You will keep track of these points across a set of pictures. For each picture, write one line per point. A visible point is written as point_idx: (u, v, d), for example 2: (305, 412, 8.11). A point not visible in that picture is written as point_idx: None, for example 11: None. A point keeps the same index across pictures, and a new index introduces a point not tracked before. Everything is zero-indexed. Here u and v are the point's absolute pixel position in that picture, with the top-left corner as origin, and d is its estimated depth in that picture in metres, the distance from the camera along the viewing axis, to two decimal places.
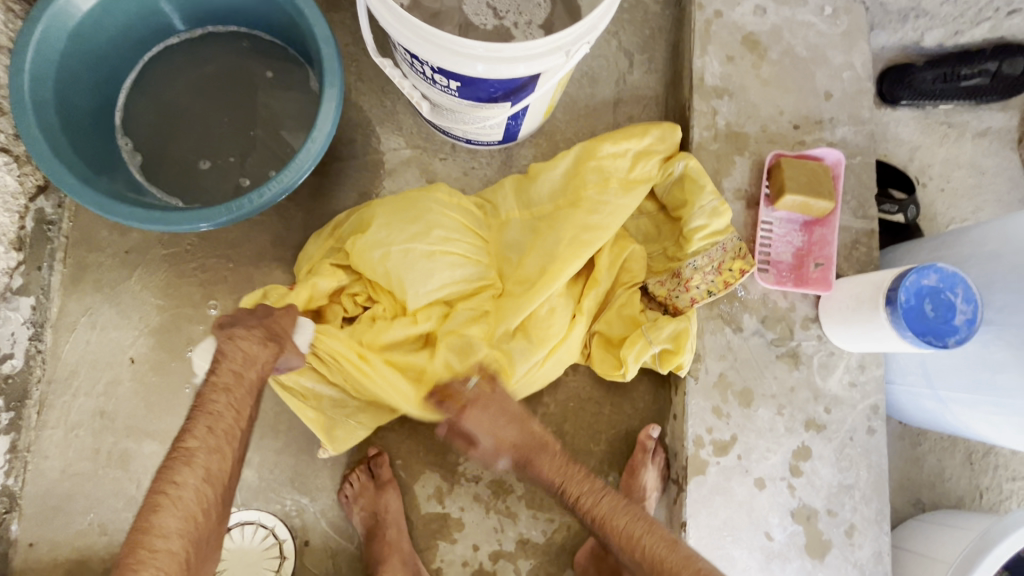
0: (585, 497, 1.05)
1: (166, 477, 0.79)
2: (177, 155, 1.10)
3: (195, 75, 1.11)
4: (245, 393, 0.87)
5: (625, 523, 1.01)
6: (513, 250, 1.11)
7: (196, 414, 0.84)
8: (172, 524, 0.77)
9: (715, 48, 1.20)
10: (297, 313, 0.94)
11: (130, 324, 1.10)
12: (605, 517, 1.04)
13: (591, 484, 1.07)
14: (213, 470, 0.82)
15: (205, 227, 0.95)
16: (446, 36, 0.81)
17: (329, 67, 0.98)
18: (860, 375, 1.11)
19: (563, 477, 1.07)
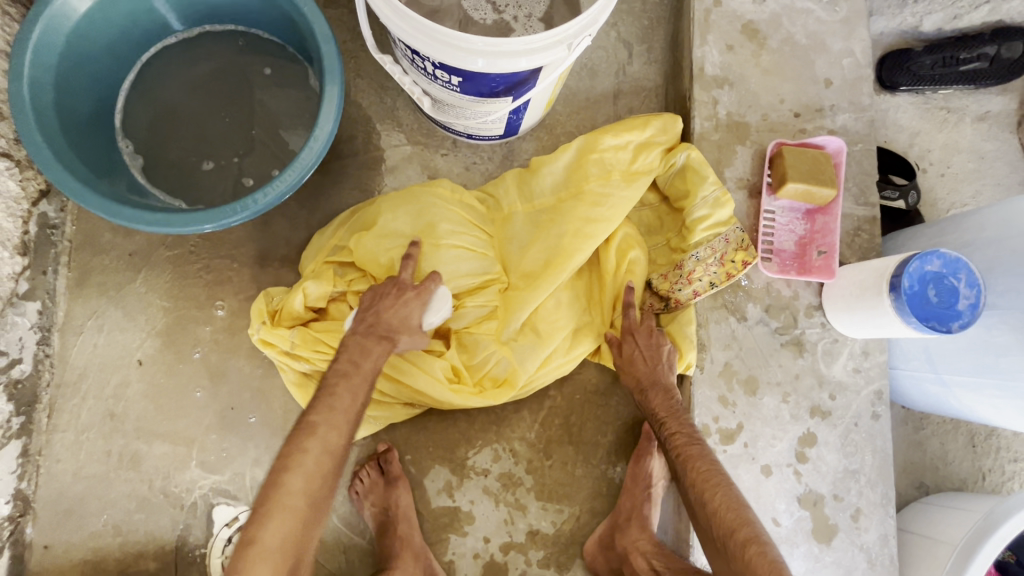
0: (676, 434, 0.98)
1: (284, 461, 0.78)
2: (178, 156, 1.09)
3: (194, 76, 1.11)
4: (361, 381, 0.89)
5: (709, 474, 0.91)
6: (517, 243, 1.11)
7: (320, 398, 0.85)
8: (280, 517, 0.74)
9: (715, 37, 1.20)
10: (416, 302, 0.97)
11: (137, 326, 1.11)
12: (690, 459, 0.94)
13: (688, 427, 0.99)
14: (332, 444, 0.81)
15: (209, 228, 0.95)
16: (447, 31, 0.81)
17: (329, 65, 0.98)
18: (864, 361, 1.12)
19: (669, 413, 1.01)
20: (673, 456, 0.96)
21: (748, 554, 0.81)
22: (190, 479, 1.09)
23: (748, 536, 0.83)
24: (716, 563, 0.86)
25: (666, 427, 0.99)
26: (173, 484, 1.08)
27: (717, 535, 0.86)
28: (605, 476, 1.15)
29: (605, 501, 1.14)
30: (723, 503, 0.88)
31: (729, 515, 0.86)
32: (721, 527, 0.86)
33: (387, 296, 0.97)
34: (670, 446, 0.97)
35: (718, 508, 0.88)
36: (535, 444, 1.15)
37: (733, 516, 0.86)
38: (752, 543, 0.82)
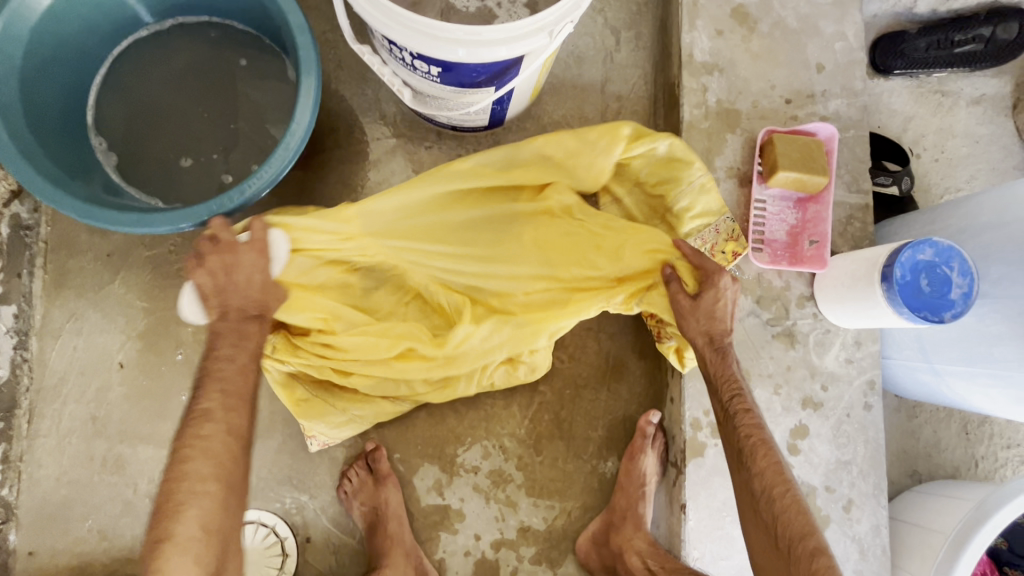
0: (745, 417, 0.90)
1: (181, 454, 0.75)
2: (154, 153, 1.07)
3: (168, 70, 1.08)
4: (249, 353, 0.83)
5: (778, 467, 0.85)
6: (476, 249, 1.04)
7: (207, 382, 0.80)
8: (195, 512, 0.73)
9: (704, 22, 1.17)
10: (252, 253, 0.86)
11: (117, 328, 1.08)
12: (759, 445, 0.87)
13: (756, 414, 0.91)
14: (236, 427, 0.78)
15: (187, 227, 0.93)
16: (424, 21, 0.78)
17: (305, 56, 0.95)
18: (856, 352, 1.10)
19: (735, 385, 0.93)
20: (741, 438, 0.89)
21: (815, 563, 0.76)
22: None
23: (818, 544, 0.78)
24: (767, 558, 0.82)
25: (737, 403, 0.91)
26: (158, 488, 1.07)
27: (782, 532, 0.81)
28: (596, 472, 1.14)
29: (597, 496, 1.13)
30: (794, 503, 0.82)
31: (800, 518, 0.81)
32: (786, 527, 0.81)
33: (219, 260, 0.85)
34: (739, 426, 0.89)
35: (790, 508, 0.82)
36: (525, 440, 1.14)
37: (803, 520, 0.81)
38: (823, 553, 0.77)
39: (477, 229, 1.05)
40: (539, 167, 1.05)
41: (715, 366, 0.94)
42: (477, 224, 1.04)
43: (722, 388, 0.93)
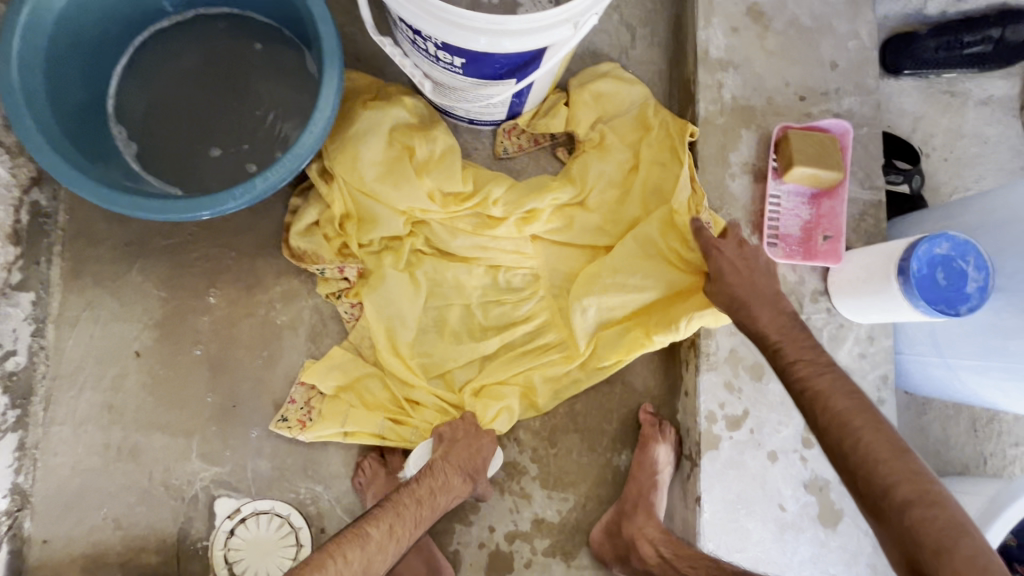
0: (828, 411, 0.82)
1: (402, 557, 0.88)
2: (175, 142, 1.07)
3: (190, 60, 1.08)
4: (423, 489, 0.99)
5: (848, 416, 0.80)
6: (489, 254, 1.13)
7: (382, 511, 0.90)
8: None
9: (720, 20, 1.18)
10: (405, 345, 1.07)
11: (134, 317, 1.09)
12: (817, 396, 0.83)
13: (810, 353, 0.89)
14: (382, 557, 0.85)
15: (207, 215, 0.93)
16: (450, 8, 0.79)
17: (328, 46, 0.96)
18: (869, 346, 1.12)
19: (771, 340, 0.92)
20: (797, 391, 0.86)
21: (910, 517, 0.70)
22: (191, 471, 1.07)
23: (909, 493, 0.72)
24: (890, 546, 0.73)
25: (781, 356, 0.90)
26: (173, 476, 1.07)
27: (909, 547, 0.70)
28: (610, 464, 1.14)
29: (611, 489, 1.14)
30: (874, 450, 0.76)
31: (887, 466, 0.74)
32: (918, 546, 0.69)
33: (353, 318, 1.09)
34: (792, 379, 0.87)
35: (886, 457, 0.75)
36: (540, 432, 1.14)
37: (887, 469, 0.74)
38: (916, 506, 0.71)
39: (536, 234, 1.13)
40: (634, 135, 1.16)
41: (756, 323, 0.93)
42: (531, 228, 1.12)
43: (767, 341, 0.92)
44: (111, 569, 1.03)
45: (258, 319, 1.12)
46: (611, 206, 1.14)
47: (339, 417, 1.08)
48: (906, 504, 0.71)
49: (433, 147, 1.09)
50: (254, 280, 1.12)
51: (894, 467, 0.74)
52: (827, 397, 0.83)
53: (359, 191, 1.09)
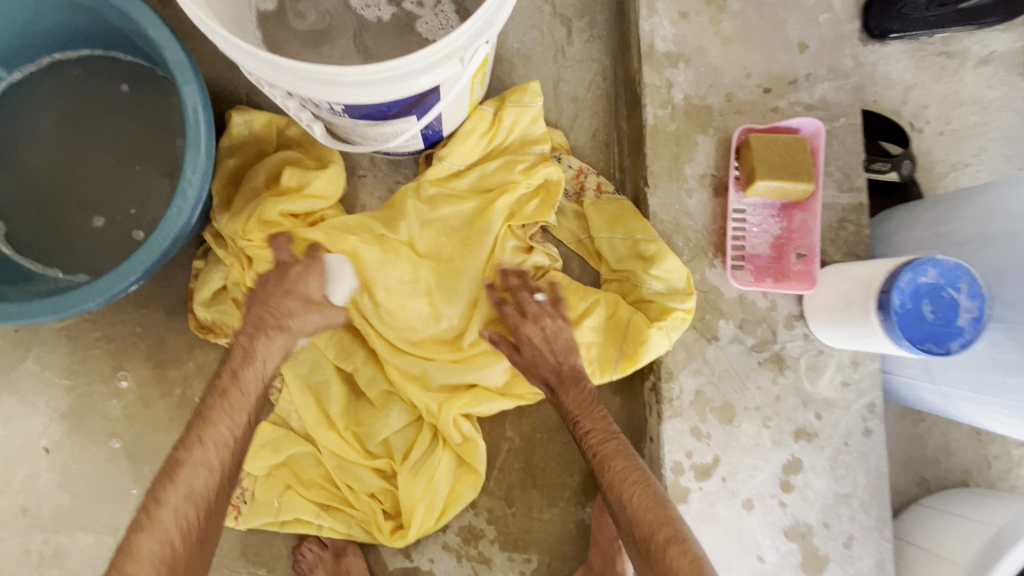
0: (612, 465, 0.84)
1: (182, 448, 0.76)
2: (48, 213, 0.94)
3: (52, 116, 0.94)
4: (245, 392, 0.82)
5: (626, 475, 0.83)
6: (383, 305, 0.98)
7: (205, 418, 0.78)
8: (175, 500, 0.73)
9: (665, 5, 1.01)
10: (315, 271, 0.89)
11: (37, 411, 0.99)
12: (607, 457, 0.85)
13: (601, 416, 0.89)
14: (214, 465, 0.76)
15: (94, 305, 0.82)
16: (307, 66, 0.61)
17: (187, 90, 0.81)
18: (853, 373, 1.00)
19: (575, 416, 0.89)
20: (591, 456, 0.87)
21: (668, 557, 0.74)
22: None
23: (669, 534, 0.76)
24: None
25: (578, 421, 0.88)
26: None
27: None
28: (573, 519, 1.06)
29: (576, 546, 1.05)
30: (639, 508, 0.80)
31: (649, 515, 0.79)
32: None
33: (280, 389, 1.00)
34: (585, 446, 0.87)
35: (649, 520, 0.78)
36: (495, 492, 1.05)
37: (652, 516, 0.78)
38: (673, 543, 0.75)
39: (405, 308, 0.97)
40: (491, 172, 1.01)
41: (562, 400, 0.89)
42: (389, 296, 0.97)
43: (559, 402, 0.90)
44: None
45: (175, 399, 1.02)
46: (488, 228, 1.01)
47: (273, 500, 0.99)
48: (664, 545, 0.75)
49: (302, 187, 0.95)
50: (166, 355, 1.02)
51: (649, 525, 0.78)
52: (609, 460, 0.85)
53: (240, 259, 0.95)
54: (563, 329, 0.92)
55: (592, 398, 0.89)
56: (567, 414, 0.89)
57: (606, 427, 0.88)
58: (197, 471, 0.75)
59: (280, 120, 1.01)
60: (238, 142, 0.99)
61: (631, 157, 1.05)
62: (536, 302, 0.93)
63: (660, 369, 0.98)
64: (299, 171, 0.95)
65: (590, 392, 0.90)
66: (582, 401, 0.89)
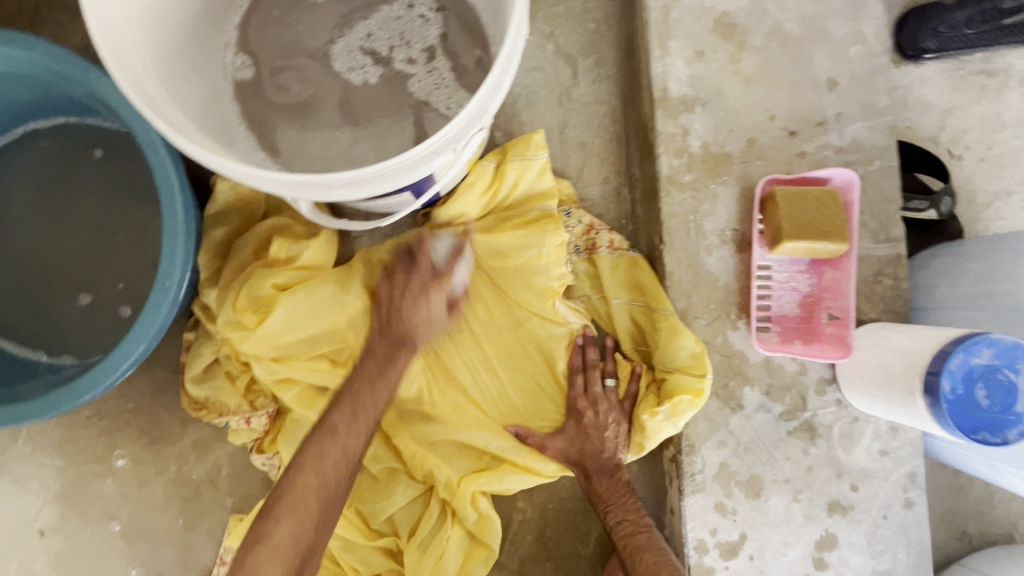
0: (642, 562, 0.83)
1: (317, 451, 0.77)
2: (28, 293, 0.90)
3: (29, 189, 0.90)
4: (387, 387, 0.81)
5: (657, 567, 0.82)
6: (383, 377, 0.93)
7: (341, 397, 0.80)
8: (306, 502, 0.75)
9: (679, 43, 0.93)
10: (435, 294, 0.77)
11: (31, 493, 0.96)
12: (636, 551, 0.85)
13: (636, 510, 0.90)
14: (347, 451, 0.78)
15: (75, 402, 0.78)
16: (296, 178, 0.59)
17: (163, 172, 0.77)
18: (892, 440, 0.92)
19: (609, 508, 0.90)
20: (621, 547, 0.87)
21: None
22: None
23: None
24: None
25: (612, 512, 0.90)
26: None
27: None
28: None
29: None
30: None
31: None
32: None
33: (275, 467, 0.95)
34: (616, 536, 0.88)
35: None
36: (505, 567, 1.00)
37: None
38: None
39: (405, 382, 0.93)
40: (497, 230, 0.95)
41: (594, 489, 0.92)
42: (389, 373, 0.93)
43: (596, 498, 0.92)
44: None
45: (171, 477, 0.98)
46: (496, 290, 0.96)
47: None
48: None
49: (293, 260, 0.90)
50: (161, 431, 0.98)
51: None
52: (637, 554, 0.84)
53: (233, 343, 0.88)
54: (600, 422, 0.92)
55: (629, 492, 0.91)
56: (600, 504, 0.91)
57: (639, 522, 0.88)
58: (327, 460, 0.77)
59: None
60: (226, 209, 0.93)
61: (644, 209, 0.97)
62: (598, 387, 0.94)
63: (680, 440, 0.92)
64: (289, 243, 0.90)
65: (625, 485, 0.92)
66: (614, 491, 0.91)
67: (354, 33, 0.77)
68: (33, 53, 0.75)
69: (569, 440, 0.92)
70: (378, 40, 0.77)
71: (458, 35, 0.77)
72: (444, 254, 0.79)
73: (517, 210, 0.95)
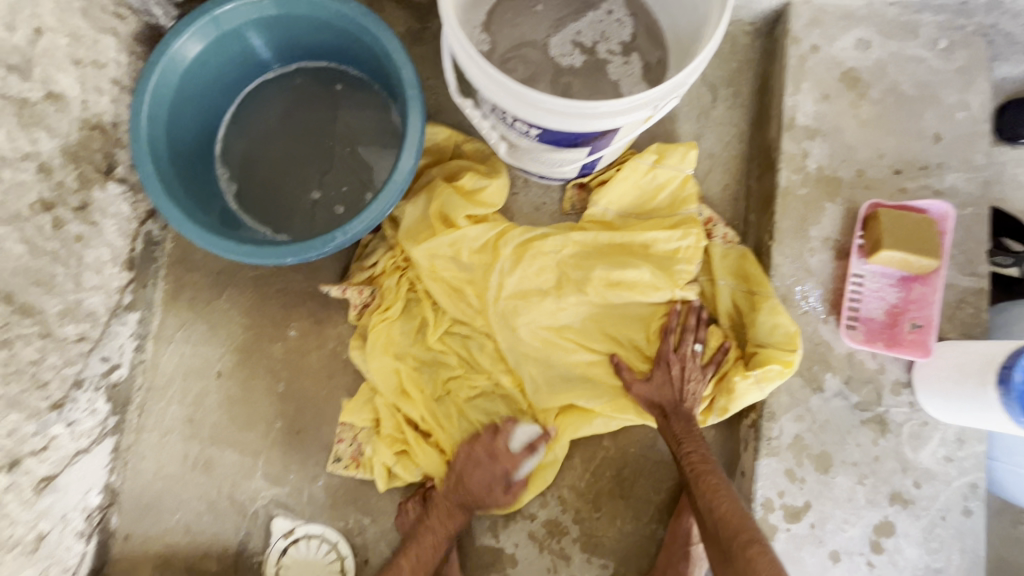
0: (707, 486, 0.96)
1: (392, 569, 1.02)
2: (270, 182, 1.16)
3: (289, 110, 1.19)
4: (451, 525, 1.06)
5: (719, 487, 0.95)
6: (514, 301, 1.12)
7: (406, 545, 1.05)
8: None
9: (810, 86, 1.14)
10: (475, 461, 1.06)
11: (218, 341, 1.19)
12: (702, 475, 0.98)
13: (703, 446, 1.03)
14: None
15: (294, 261, 1.00)
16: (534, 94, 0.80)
17: (412, 105, 1.01)
18: (958, 450, 1.02)
19: (681, 444, 1.03)
20: (688, 473, 1.00)
21: (750, 552, 0.84)
22: (254, 489, 1.15)
23: (752, 538, 0.87)
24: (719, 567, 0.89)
25: (684, 446, 1.02)
26: (238, 492, 1.15)
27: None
28: (651, 534, 1.13)
29: (652, 562, 1.12)
30: (727, 515, 0.91)
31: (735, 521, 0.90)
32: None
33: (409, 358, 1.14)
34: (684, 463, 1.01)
35: (735, 524, 0.89)
36: (584, 494, 1.14)
37: (738, 520, 0.90)
38: (756, 543, 0.86)
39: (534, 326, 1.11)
40: (631, 207, 1.18)
41: (670, 428, 1.05)
42: (522, 312, 1.12)
43: (670, 435, 1.04)
44: (178, 570, 1.13)
45: (328, 353, 1.19)
46: (619, 249, 1.15)
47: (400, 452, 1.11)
48: (750, 541, 0.86)
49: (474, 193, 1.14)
50: (329, 315, 1.20)
51: (734, 529, 0.89)
52: (702, 478, 0.98)
53: (418, 259, 1.12)
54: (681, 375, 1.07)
55: (700, 432, 1.04)
56: (673, 439, 1.04)
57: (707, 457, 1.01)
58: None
59: (459, 136, 1.20)
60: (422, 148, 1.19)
61: (759, 213, 1.15)
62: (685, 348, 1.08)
63: (762, 408, 1.05)
64: (477, 178, 1.14)
65: (697, 429, 1.05)
66: (689, 431, 1.04)
67: (567, 30, 1.02)
68: (347, 8, 1.02)
69: (651, 386, 1.07)
70: (585, 36, 1.02)
71: (643, 41, 1.03)
72: (519, 443, 1.08)
73: (654, 199, 1.18)
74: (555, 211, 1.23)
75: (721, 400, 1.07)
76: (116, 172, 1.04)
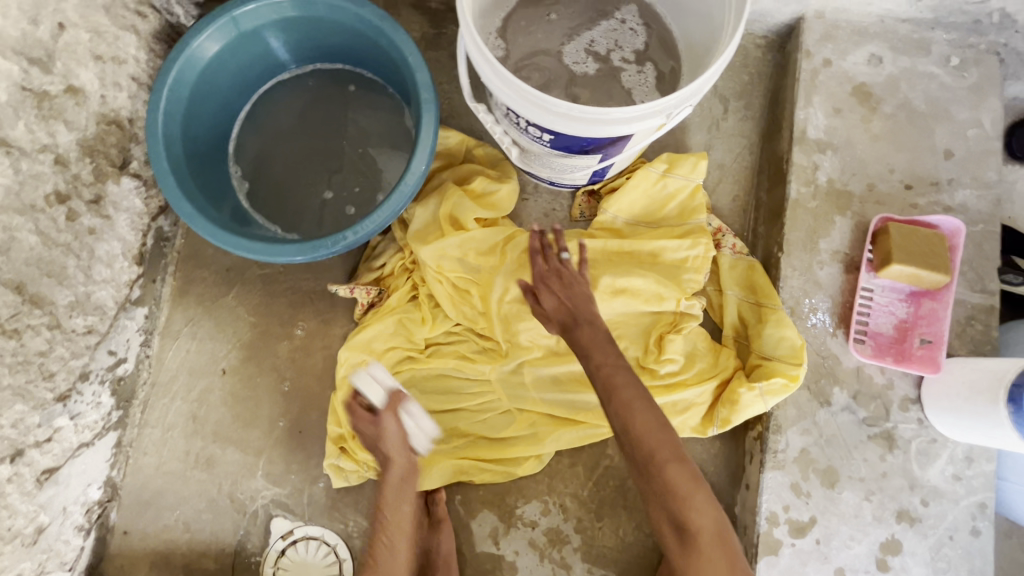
0: (618, 407, 0.81)
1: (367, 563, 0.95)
2: (282, 182, 1.17)
3: (303, 112, 1.20)
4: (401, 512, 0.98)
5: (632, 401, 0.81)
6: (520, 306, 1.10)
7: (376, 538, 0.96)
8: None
9: (822, 99, 1.14)
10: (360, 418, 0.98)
11: (224, 338, 1.19)
12: (613, 390, 0.82)
13: (611, 354, 0.86)
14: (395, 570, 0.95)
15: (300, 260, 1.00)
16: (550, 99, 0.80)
17: (426, 108, 1.02)
18: (966, 468, 1.01)
19: (583, 356, 0.86)
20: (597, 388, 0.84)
21: (667, 475, 0.77)
22: (255, 488, 1.14)
23: (669, 456, 0.78)
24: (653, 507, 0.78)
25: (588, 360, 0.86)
26: (239, 490, 1.14)
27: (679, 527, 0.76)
28: (652, 545, 1.11)
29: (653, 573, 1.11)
30: (650, 441, 0.79)
31: (656, 444, 0.78)
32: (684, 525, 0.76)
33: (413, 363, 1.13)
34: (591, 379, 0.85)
35: (655, 455, 0.78)
36: (586, 503, 1.13)
37: (655, 439, 0.78)
38: (672, 462, 0.77)
39: (537, 331, 1.09)
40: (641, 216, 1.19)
41: (576, 339, 0.87)
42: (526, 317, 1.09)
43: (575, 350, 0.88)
44: (176, 567, 1.12)
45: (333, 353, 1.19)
46: (627, 258, 1.14)
47: None
48: (665, 464, 0.77)
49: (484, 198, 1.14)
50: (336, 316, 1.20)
51: (653, 454, 0.78)
52: (614, 398, 0.82)
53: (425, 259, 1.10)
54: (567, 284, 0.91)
55: (608, 339, 0.87)
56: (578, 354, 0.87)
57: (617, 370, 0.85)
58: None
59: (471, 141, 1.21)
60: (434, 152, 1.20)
61: (768, 225, 1.15)
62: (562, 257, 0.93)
63: (769, 420, 1.04)
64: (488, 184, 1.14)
65: (602, 333, 0.88)
66: (596, 340, 0.86)
67: (580, 39, 1.03)
68: (365, 11, 1.03)
69: (547, 298, 0.91)
70: (599, 45, 1.03)
71: (656, 50, 1.03)
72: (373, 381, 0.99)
73: (664, 208, 1.18)
74: (564, 218, 1.24)
75: (727, 412, 1.06)
76: (131, 167, 1.05)
